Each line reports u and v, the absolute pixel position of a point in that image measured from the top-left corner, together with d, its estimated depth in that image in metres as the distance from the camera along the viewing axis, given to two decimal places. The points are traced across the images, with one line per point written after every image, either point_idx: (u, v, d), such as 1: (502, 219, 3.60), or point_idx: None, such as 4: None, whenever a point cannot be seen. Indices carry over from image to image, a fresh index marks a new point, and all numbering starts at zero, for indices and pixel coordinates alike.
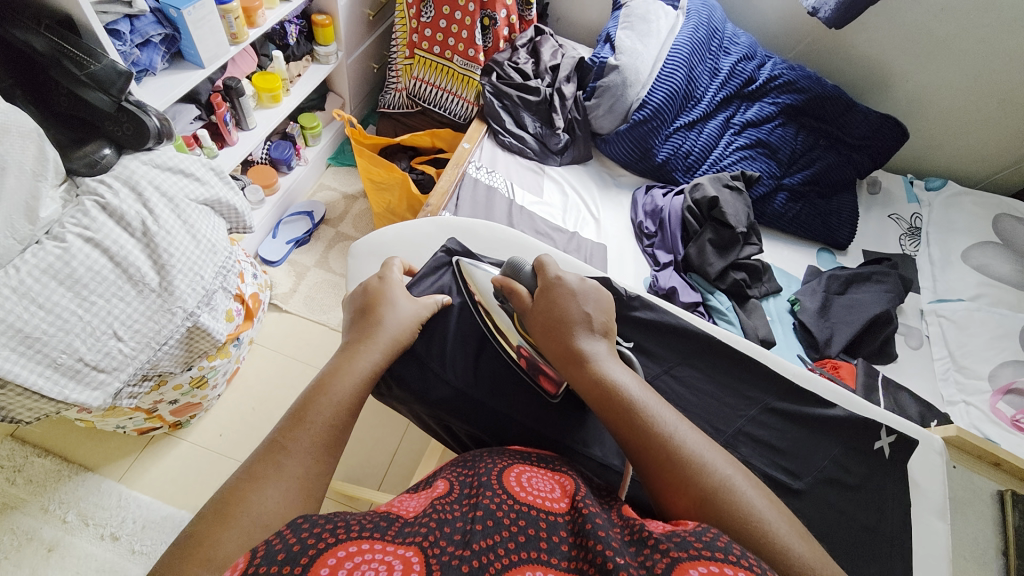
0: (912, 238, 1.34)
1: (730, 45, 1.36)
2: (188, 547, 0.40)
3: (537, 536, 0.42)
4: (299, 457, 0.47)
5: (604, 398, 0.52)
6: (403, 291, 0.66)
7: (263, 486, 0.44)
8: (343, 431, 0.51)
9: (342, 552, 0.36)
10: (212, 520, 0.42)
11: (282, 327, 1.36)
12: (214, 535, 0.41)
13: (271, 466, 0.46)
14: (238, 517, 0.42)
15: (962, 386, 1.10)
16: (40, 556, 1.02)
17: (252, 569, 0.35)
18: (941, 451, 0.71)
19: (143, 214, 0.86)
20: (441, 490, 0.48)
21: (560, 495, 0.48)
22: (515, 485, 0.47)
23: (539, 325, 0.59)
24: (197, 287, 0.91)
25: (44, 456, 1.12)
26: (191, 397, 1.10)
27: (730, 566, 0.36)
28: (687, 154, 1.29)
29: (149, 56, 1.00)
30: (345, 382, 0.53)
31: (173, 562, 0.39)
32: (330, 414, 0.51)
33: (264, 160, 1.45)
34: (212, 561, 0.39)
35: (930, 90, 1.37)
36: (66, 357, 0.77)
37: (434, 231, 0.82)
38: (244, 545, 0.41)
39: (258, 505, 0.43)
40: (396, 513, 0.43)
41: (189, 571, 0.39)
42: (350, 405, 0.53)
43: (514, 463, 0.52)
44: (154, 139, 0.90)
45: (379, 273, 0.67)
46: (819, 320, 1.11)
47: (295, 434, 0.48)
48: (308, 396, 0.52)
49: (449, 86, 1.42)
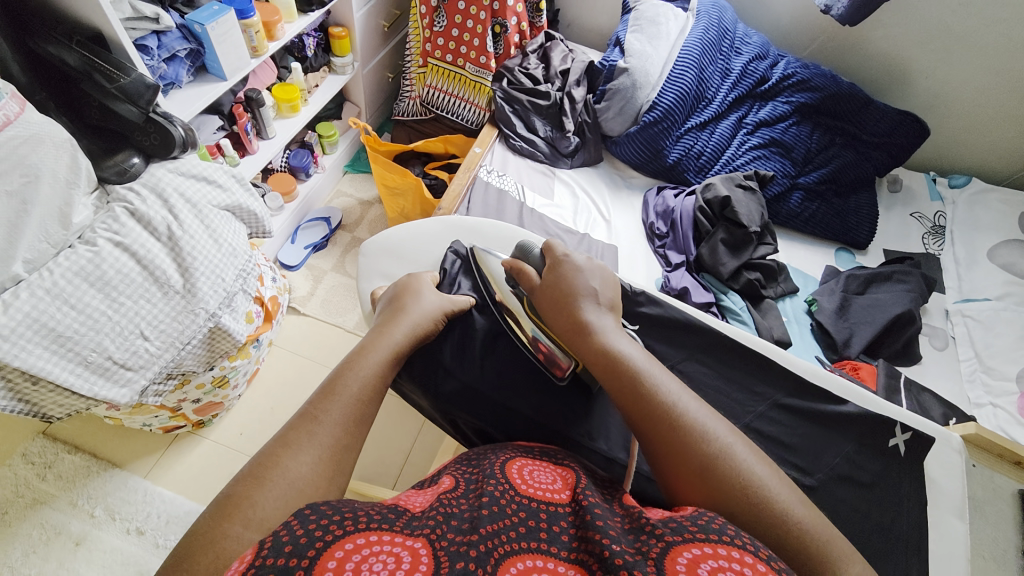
0: (936, 237, 1.30)
1: (742, 45, 1.36)
2: (226, 508, 0.41)
3: (538, 527, 0.42)
4: (330, 426, 0.47)
5: (608, 367, 0.53)
6: (431, 287, 0.68)
7: (297, 453, 0.45)
8: (371, 405, 0.51)
9: (349, 545, 0.37)
10: (247, 481, 0.42)
11: (300, 329, 1.40)
12: (252, 497, 0.41)
13: (303, 434, 0.46)
14: (273, 480, 0.42)
15: (989, 388, 1.06)
16: (68, 550, 1.07)
17: (258, 562, 0.35)
18: (961, 450, 0.69)
19: (168, 220, 0.90)
20: (447, 486, 0.48)
21: (561, 486, 0.48)
22: (517, 478, 0.48)
23: (548, 302, 0.61)
24: (218, 289, 0.94)
25: (74, 453, 1.17)
26: (212, 397, 1.13)
27: (724, 547, 0.37)
28: (699, 155, 1.29)
29: (175, 69, 1.06)
30: (371, 361, 0.54)
31: (213, 521, 0.40)
32: (358, 388, 0.51)
33: (284, 168, 1.50)
34: (251, 523, 0.40)
35: (950, 86, 1.34)
36: (95, 355, 0.81)
37: (441, 230, 0.84)
38: (279, 505, 0.41)
39: (293, 470, 0.44)
40: (403, 506, 0.44)
41: (229, 531, 0.39)
42: (378, 382, 0.53)
43: (517, 457, 0.52)
44: (180, 147, 0.95)
45: (408, 275, 0.70)
46: (837, 321, 1.09)
47: (326, 405, 0.49)
48: (337, 372, 0.52)
49: (462, 93, 1.45)
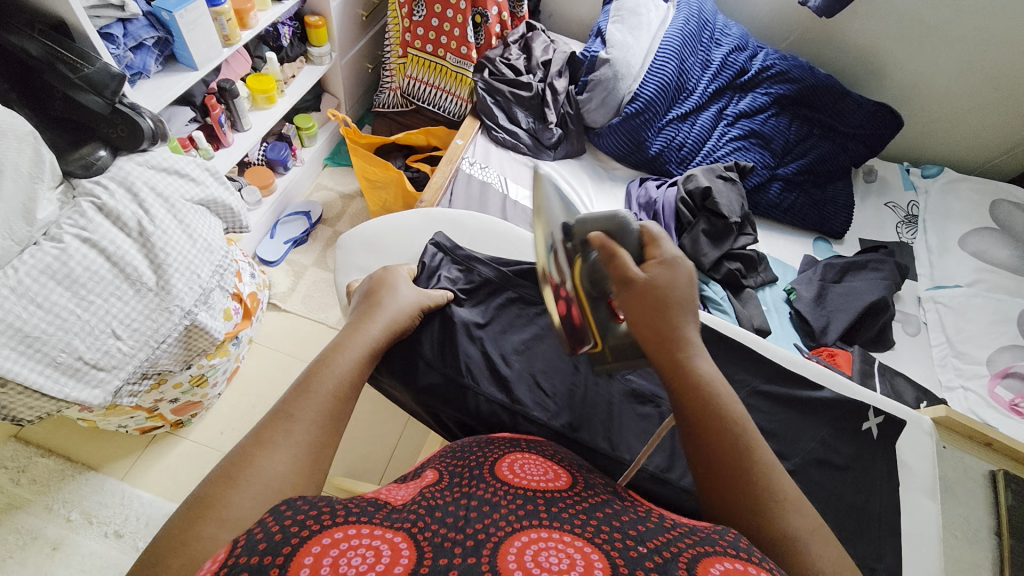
0: (909, 226, 1.33)
1: (722, 36, 1.37)
2: (199, 509, 0.40)
3: (534, 513, 0.41)
4: (306, 423, 0.47)
5: (703, 400, 0.48)
6: (408, 281, 0.65)
7: (272, 451, 0.44)
8: (347, 402, 0.51)
9: (327, 540, 0.36)
10: (220, 482, 0.41)
11: (281, 325, 1.37)
12: (226, 497, 0.40)
13: (278, 432, 0.45)
14: (248, 480, 0.42)
15: (959, 371, 1.10)
16: (45, 554, 1.04)
17: (231, 560, 0.34)
18: (931, 432, 0.72)
19: (139, 214, 0.87)
20: (430, 479, 0.48)
21: (554, 477, 0.48)
22: (506, 473, 0.48)
23: (642, 304, 0.50)
24: (194, 286, 0.92)
25: (47, 456, 1.14)
26: (191, 396, 1.11)
27: (752, 564, 0.36)
28: (680, 146, 1.30)
29: (142, 58, 1.02)
30: (347, 357, 0.53)
31: (185, 523, 0.39)
32: (334, 384, 0.50)
33: (261, 161, 1.46)
34: (226, 523, 0.39)
35: (923, 77, 1.37)
36: (65, 356, 0.79)
37: (421, 222, 0.83)
38: (254, 506, 0.40)
39: (268, 469, 0.43)
40: (384, 500, 0.44)
41: (203, 532, 0.38)
42: (355, 378, 0.52)
43: (506, 454, 0.52)
44: (148, 139, 0.91)
45: (383, 269, 0.68)
46: (815, 309, 1.11)
47: (301, 403, 0.48)
48: (312, 369, 0.51)
49: (443, 84, 1.43)
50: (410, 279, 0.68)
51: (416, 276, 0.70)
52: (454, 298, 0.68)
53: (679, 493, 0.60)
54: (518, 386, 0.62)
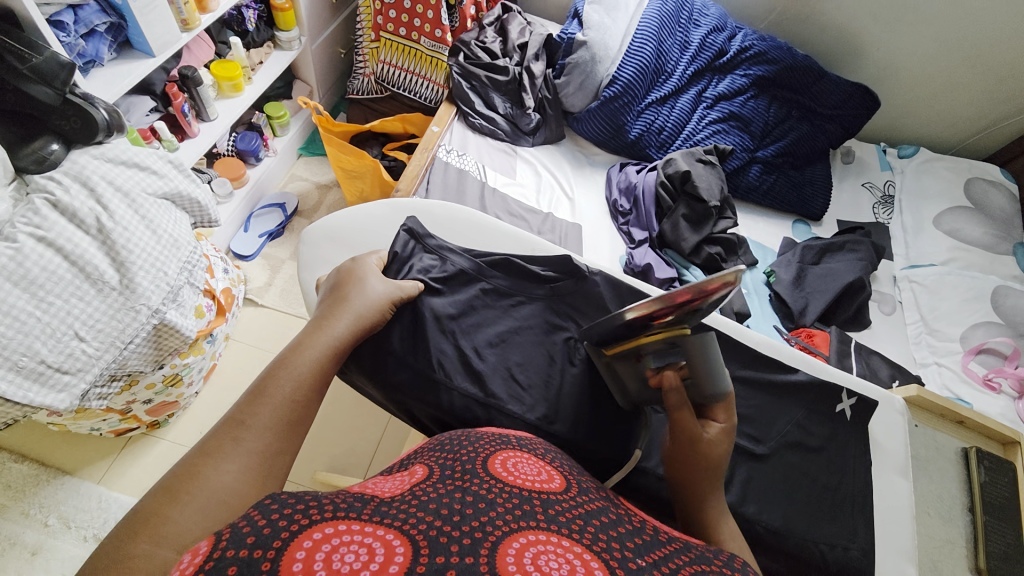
0: (885, 206, 1.35)
1: (700, 17, 1.35)
2: (136, 525, 0.38)
3: (533, 511, 0.40)
4: (259, 432, 0.45)
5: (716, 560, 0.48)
6: (378, 274, 0.63)
7: (220, 461, 0.42)
8: (306, 407, 0.49)
9: (318, 535, 0.34)
10: (163, 495, 0.40)
11: (258, 321, 1.34)
12: (165, 512, 0.39)
13: (228, 441, 0.44)
14: (192, 493, 0.40)
15: (933, 349, 1.12)
16: (23, 561, 1.01)
17: (217, 555, 0.32)
18: (903, 411, 0.73)
19: (97, 210, 0.83)
20: (420, 475, 0.44)
21: (548, 478, 0.46)
22: (501, 471, 0.44)
23: (680, 459, 0.52)
24: (161, 284, 0.89)
25: (20, 462, 1.10)
26: (166, 396, 1.08)
27: None
28: (660, 130, 1.28)
29: (95, 46, 0.96)
30: (307, 358, 0.51)
31: (121, 539, 0.37)
32: (292, 388, 0.49)
33: (230, 152, 1.41)
34: (165, 540, 0.37)
35: (900, 56, 1.37)
36: (27, 360, 0.76)
37: (389, 213, 0.81)
38: (198, 521, 0.39)
39: (215, 480, 0.41)
40: (370, 493, 0.41)
41: (136, 549, 0.36)
42: (315, 380, 0.51)
43: (498, 450, 0.48)
44: (104, 131, 0.87)
45: (351, 260, 0.65)
46: (794, 290, 1.12)
47: (255, 409, 0.46)
48: (269, 371, 0.50)
49: (418, 69, 1.39)
50: (379, 268, 0.66)
51: (385, 264, 0.68)
52: (425, 286, 0.65)
53: (658, 482, 0.60)
54: (492, 380, 0.61)
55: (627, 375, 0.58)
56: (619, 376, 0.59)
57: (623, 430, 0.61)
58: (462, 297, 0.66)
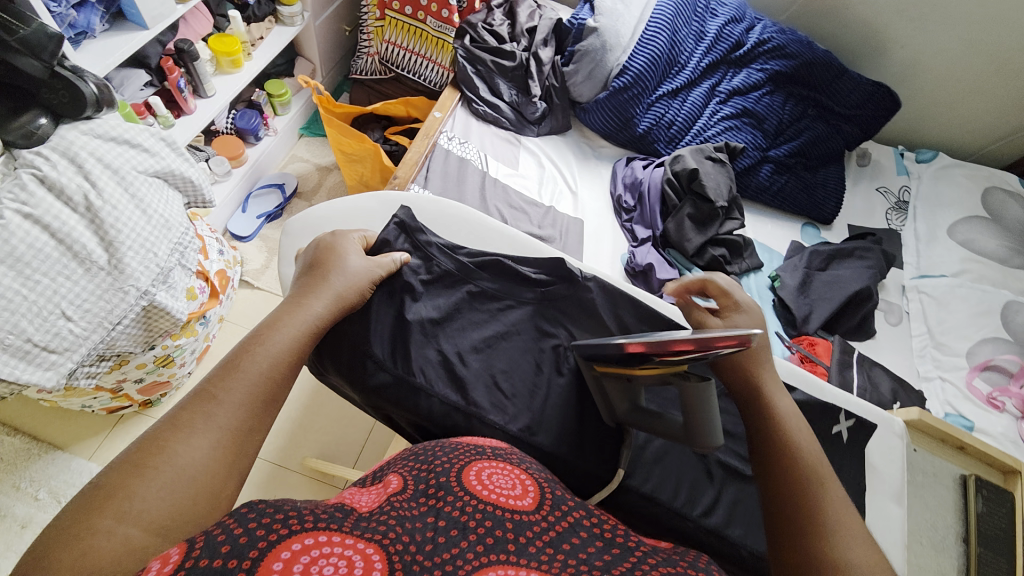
0: (899, 212, 1.30)
1: (718, 7, 1.29)
2: (98, 500, 0.36)
3: (505, 537, 0.38)
4: (231, 408, 0.43)
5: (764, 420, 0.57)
6: (358, 249, 0.61)
7: (190, 436, 0.41)
8: (282, 384, 0.48)
9: (297, 545, 0.33)
10: (127, 469, 0.38)
11: (252, 303, 1.33)
12: (128, 487, 0.37)
13: (199, 415, 0.42)
14: (158, 469, 0.39)
15: (938, 363, 1.09)
16: (13, 533, 1.02)
17: (188, 564, 0.31)
18: (901, 434, 0.72)
19: (85, 187, 0.81)
20: (395, 487, 0.42)
21: (523, 492, 0.44)
22: (476, 483, 0.43)
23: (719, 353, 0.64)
24: (150, 266, 0.87)
25: (12, 435, 1.11)
26: (158, 376, 1.07)
27: None
28: (670, 124, 1.24)
29: (86, 16, 0.93)
30: (283, 335, 0.49)
31: (81, 514, 0.36)
32: (268, 365, 0.47)
33: (229, 130, 1.38)
34: (128, 517, 0.36)
35: (925, 56, 1.31)
36: (13, 338, 0.75)
37: (375, 206, 0.78)
38: (164, 497, 0.38)
39: (183, 456, 0.40)
40: (349, 505, 0.39)
41: (98, 525, 0.35)
42: (291, 359, 0.49)
43: (475, 459, 0.47)
44: (93, 107, 0.84)
45: (330, 235, 0.63)
46: (798, 298, 1.09)
47: (228, 383, 0.44)
48: (244, 347, 0.48)
49: (424, 50, 1.34)
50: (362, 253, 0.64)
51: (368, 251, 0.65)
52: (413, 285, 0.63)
53: (641, 500, 0.58)
54: (474, 388, 0.59)
55: (615, 395, 0.56)
56: (608, 398, 0.57)
57: (608, 445, 0.59)
58: (448, 298, 0.64)
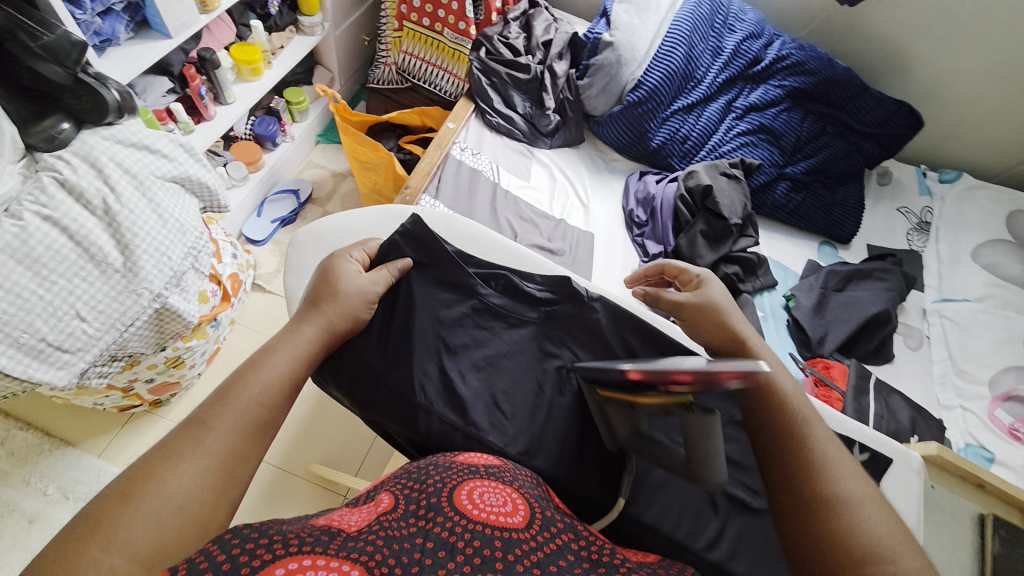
0: (920, 233, 1.27)
1: (737, 22, 1.28)
2: (85, 529, 0.37)
3: (492, 557, 0.37)
4: (221, 434, 0.44)
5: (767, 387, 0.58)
6: (354, 269, 0.60)
7: (179, 464, 0.41)
8: (275, 411, 0.48)
9: (279, 571, 0.32)
10: (115, 497, 0.38)
11: (263, 307, 1.35)
12: (116, 515, 0.37)
13: (189, 442, 0.43)
14: (145, 497, 0.39)
15: (959, 391, 1.05)
16: (21, 528, 1.04)
17: None
18: (919, 470, 0.69)
19: (104, 191, 0.83)
20: (386, 505, 0.42)
21: (513, 510, 0.43)
22: (466, 503, 0.42)
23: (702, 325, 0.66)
24: (164, 269, 0.89)
25: (25, 430, 1.13)
26: (168, 376, 1.09)
27: None
28: (684, 139, 1.23)
29: (111, 24, 0.96)
30: (277, 362, 0.50)
31: (67, 543, 0.36)
32: (259, 392, 0.47)
33: (248, 136, 1.41)
34: (113, 546, 0.36)
35: (949, 75, 1.28)
36: (28, 337, 0.76)
37: (381, 219, 0.79)
38: (148, 526, 0.38)
39: (170, 484, 0.40)
40: (337, 527, 0.39)
41: (84, 554, 0.35)
42: (284, 386, 0.49)
43: (467, 479, 0.46)
44: (114, 113, 0.86)
45: (330, 255, 0.62)
46: (814, 317, 1.07)
47: (219, 410, 0.45)
48: (237, 374, 0.48)
49: (440, 61, 1.36)
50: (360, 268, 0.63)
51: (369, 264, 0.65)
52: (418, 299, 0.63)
53: (641, 530, 0.56)
54: (474, 407, 0.58)
55: (616, 420, 0.55)
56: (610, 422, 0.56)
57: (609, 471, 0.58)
58: (452, 313, 0.64)
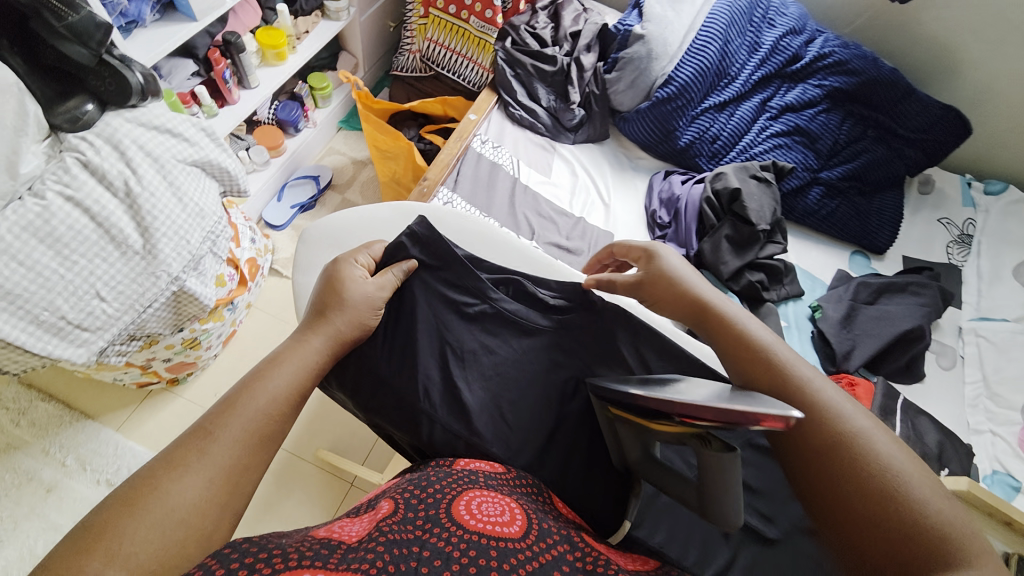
0: (962, 247, 1.19)
1: (777, 17, 1.22)
2: (87, 540, 0.36)
3: (488, 566, 0.36)
4: (226, 445, 0.43)
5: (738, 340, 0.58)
6: (359, 273, 0.59)
7: (183, 475, 0.41)
8: (281, 421, 0.47)
9: None
10: (117, 508, 0.38)
11: (279, 293, 1.36)
12: (119, 526, 0.37)
13: (193, 452, 0.42)
14: (148, 507, 0.38)
15: (992, 416, 1.00)
16: (39, 496, 1.07)
17: None
18: None
19: (125, 173, 0.84)
20: (386, 511, 0.41)
21: (510, 518, 0.42)
22: (464, 514, 0.41)
23: (659, 296, 0.65)
24: (183, 252, 0.89)
25: (48, 401, 1.17)
26: (184, 357, 1.11)
27: None
28: (714, 139, 1.18)
29: (137, 5, 0.95)
30: (284, 371, 0.49)
31: (69, 554, 0.36)
32: (265, 403, 0.46)
33: (271, 121, 1.41)
34: (115, 559, 0.36)
35: (1004, 79, 1.20)
36: (47, 314, 0.78)
37: (393, 217, 0.77)
38: (150, 537, 0.37)
39: (174, 496, 0.39)
40: (337, 540, 0.37)
41: (85, 565, 0.35)
42: (290, 396, 0.48)
43: (467, 489, 0.45)
44: (138, 95, 0.86)
45: (333, 262, 0.61)
46: (841, 331, 1.02)
47: (224, 420, 0.44)
48: (244, 383, 0.48)
49: (465, 50, 1.33)
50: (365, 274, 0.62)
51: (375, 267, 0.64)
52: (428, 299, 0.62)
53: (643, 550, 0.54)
54: (479, 415, 0.57)
55: (627, 440, 0.53)
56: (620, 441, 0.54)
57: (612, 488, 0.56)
58: (460, 315, 0.62)
